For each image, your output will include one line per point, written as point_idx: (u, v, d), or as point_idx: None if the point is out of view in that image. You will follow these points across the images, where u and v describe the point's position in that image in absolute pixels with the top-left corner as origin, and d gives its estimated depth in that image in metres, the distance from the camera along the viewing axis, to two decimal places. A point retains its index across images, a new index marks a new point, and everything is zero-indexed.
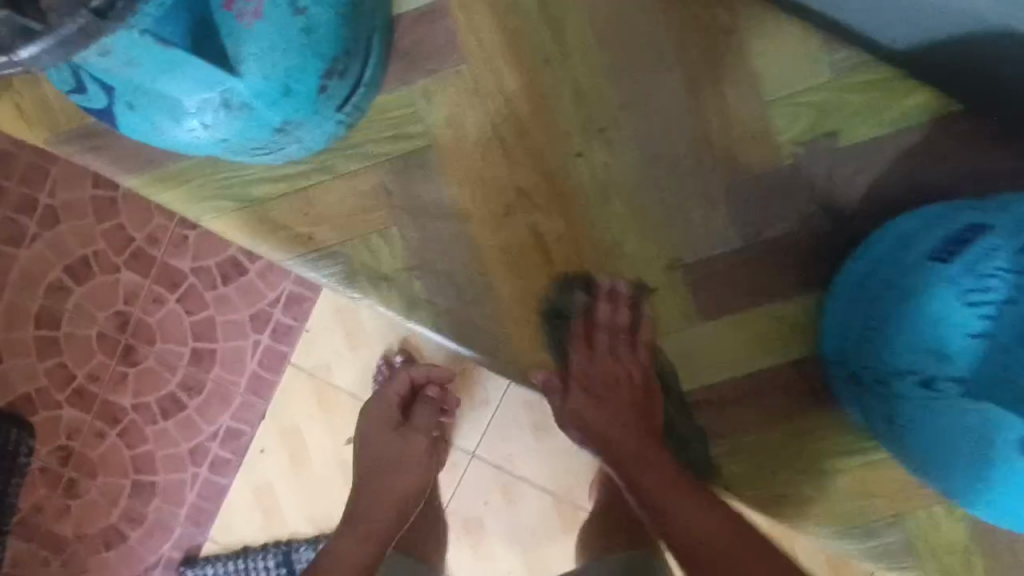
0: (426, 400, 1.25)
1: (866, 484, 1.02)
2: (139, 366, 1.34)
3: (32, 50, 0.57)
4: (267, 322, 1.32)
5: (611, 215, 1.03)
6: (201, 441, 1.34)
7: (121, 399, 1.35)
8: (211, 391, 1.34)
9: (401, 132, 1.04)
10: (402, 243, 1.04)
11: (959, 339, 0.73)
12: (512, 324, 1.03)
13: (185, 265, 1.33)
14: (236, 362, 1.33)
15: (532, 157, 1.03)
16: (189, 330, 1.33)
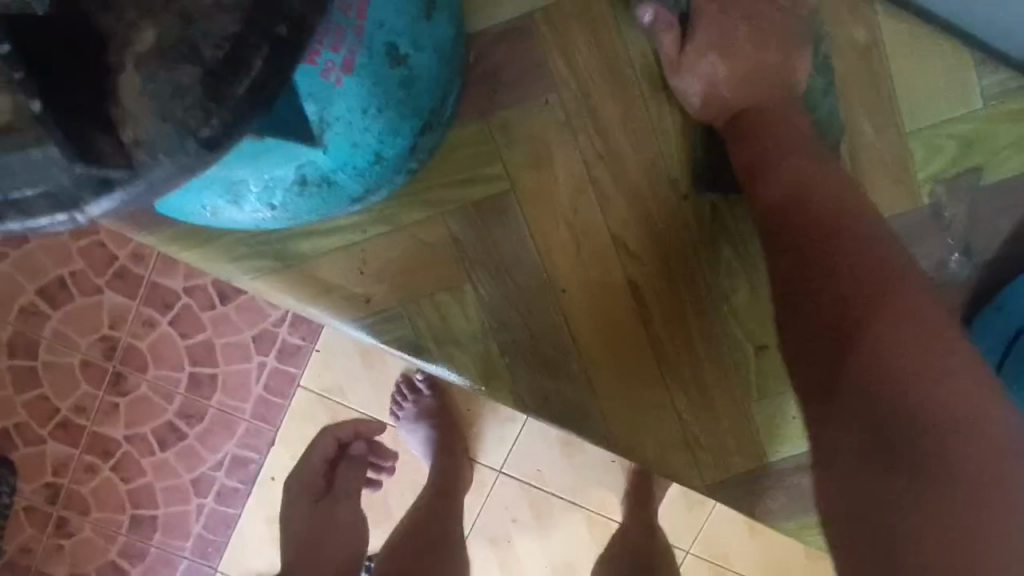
0: (351, 458, 1.05)
1: None
2: (131, 396, 1.07)
3: (109, 204, 0.27)
4: (272, 343, 1.06)
5: (728, 272, 0.79)
6: (204, 471, 1.08)
7: (113, 429, 1.08)
8: (213, 419, 1.08)
9: (477, 174, 0.76)
10: (480, 302, 0.78)
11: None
12: (605, 400, 0.81)
13: (177, 283, 1.05)
14: (242, 388, 1.07)
15: (624, 196, 0.77)
16: (186, 352, 1.06)
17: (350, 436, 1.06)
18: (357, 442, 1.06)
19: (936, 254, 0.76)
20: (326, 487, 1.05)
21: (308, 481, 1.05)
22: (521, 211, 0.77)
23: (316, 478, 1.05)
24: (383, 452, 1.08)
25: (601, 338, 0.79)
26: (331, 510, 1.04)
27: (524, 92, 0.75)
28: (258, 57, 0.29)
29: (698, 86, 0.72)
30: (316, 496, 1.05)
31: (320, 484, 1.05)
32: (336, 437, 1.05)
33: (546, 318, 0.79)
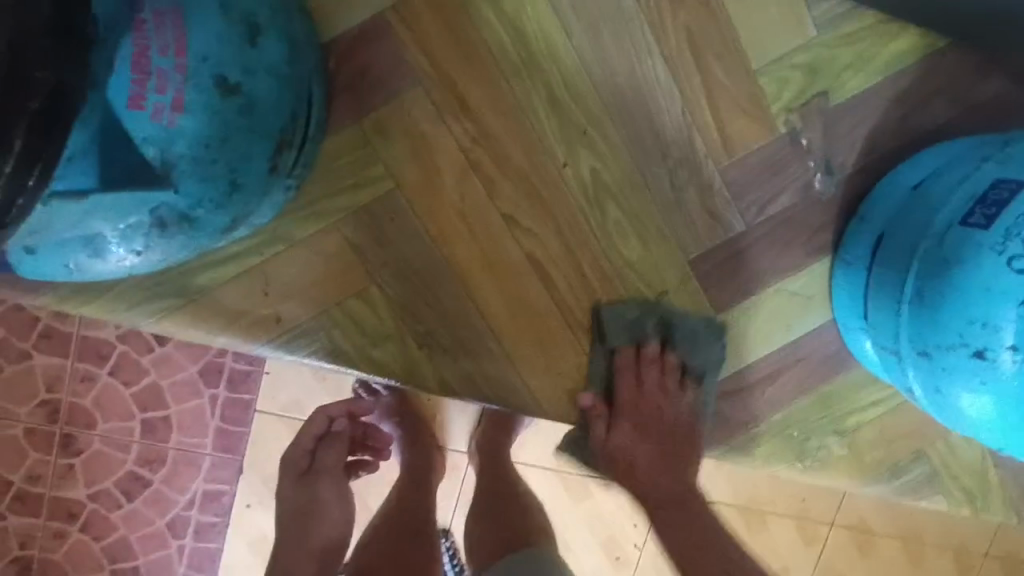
0: (336, 437, 1.00)
1: (891, 430, 0.93)
2: (85, 454, 1.07)
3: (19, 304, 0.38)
4: (219, 373, 1.06)
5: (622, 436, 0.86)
6: (177, 512, 1.08)
7: (75, 490, 1.07)
8: (175, 460, 1.07)
9: (361, 179, 0.77)
10: (388, 302, 0.80)
11: (1013, 310, 0.61)
12: (530, 371, 0.84)
13: (108, 333, 1.05)
14: (197, 424, 1.07)
15: (510, 175, 0.79)
16: (133, 399, 1.05)
17: (342, 412, 1.01)
18: (342, 419, 1.01)
19: (798, 179, 0.83)
20: (309, 463, 1.00)
21: (293, 455, 1.00)
22: (411, 208, 0.79)
23: (302, 454, 1.00)
24: (377, 434, 1.04)
25: (512, 314, 0.83)
26: (316, 485, 0.98)
27: (392, 88, 0.76)
28: (18, 134, 0.33)
29: (539, 51, 0.78)
30: (298, 472, 0.99)
31: (306, 459, 1.00)
32: (327, 414, 1.01)
33: (456, 305, 0.81)
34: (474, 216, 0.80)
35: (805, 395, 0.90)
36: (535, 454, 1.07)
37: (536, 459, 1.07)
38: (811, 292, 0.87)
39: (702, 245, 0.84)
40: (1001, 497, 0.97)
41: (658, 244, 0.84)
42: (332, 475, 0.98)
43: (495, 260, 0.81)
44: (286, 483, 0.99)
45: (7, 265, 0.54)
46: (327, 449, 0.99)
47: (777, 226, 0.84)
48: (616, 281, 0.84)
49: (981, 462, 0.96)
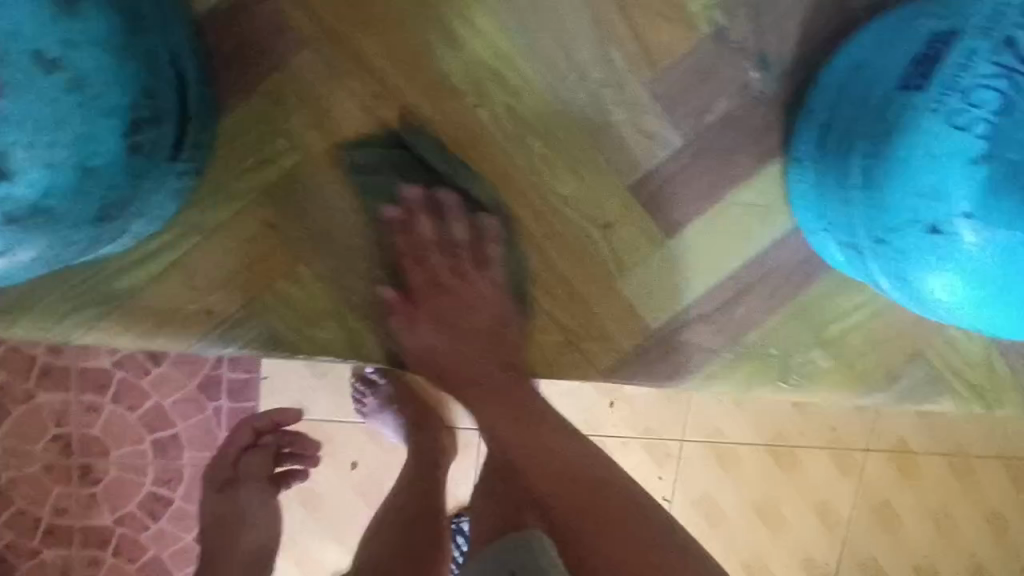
0: (261, 449, 1.01)
1: (876, 336, 0.89)
2: (105, 481, 1.07)
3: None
4: (219, 386, 1.06)
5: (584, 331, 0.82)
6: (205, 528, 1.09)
7: (100, 517, 1.08)
8: (193, 475, 1.08)
9: (266, 154, 0.72)
10: (319, 276, 0.77)
11: (962, 172, 0.56)
12: (480, 328, 0.81)
13: (104, 361, 1.04)
14: (205, 437, 1.07)
15: (421, 123, 0.74)
16: (140, 423, 1.06)
17: (266, 425, 1.02)
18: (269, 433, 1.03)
19: (734, 80, 0.78)
20: (234, 472, 0.99)
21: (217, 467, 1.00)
22: (323, 176, 0.74)
23: (225, 465, 1.00)
24: (302, 443, 1.05)
25: (454, 275, 0.79)
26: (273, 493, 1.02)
27: (278, 53, 0.71)
28: None
29: None
30: (220, 483, 0.98)
31: (228, 470, 1.00)
32: (252, 426, 1.02)
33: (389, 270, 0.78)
34: (392, 174, 0.75)
35: (777, 310, 0.86)
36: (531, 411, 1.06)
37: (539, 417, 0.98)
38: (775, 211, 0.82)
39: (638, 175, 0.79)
40: (1013, 389, 0.93)
41: (595, 174, 0.78)
42: (255, 484, 0.98)
43: (421, 218, 0.77)
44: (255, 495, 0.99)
45: None
46: (251, 459, 1.00)
47: (719, 134, 0.79)
48: (555, 221, 0.79)
49: (986, 354, 0.92)
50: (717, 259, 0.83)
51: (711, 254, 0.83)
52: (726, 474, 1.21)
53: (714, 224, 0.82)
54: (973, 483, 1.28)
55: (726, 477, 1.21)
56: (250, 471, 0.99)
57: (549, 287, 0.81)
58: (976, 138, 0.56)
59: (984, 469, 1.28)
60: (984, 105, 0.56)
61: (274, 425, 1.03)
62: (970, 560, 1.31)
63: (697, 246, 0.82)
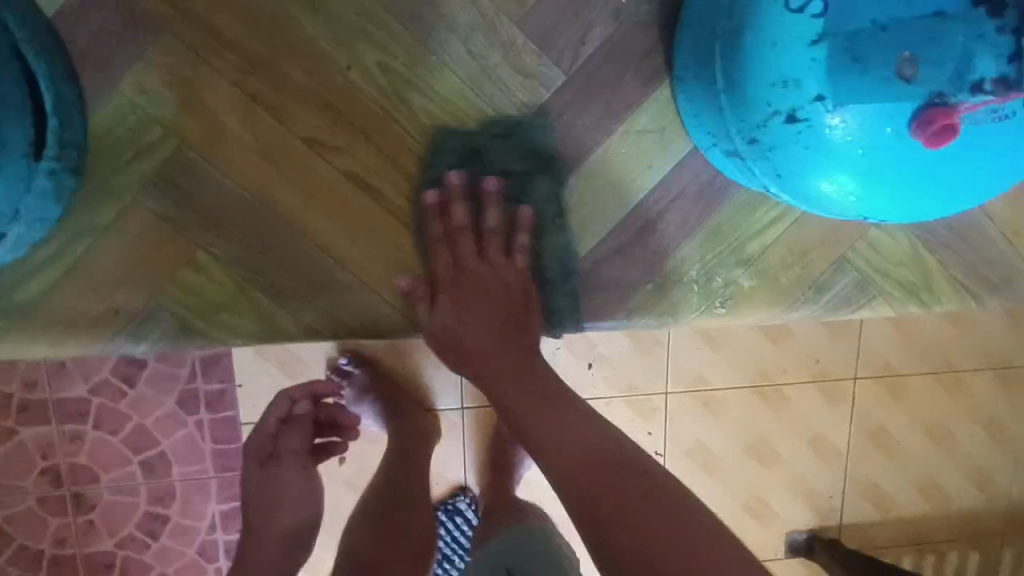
0: (296, 421, 0.93)
1: (798, 245, 0.88)
2: (100, 507, 1.10)
3: None
4: (197, 400, 1.09)
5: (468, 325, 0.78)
6: (204, 538, 1.14)
7: (101, 542, 1.12)
8: (183, 490, 1.11)
9: (140, 145, 0.72)
10: (220, 261, 0.77)
11: (806, 56, 0.56)
12: (393, 292, 0.81)
13: (79, 390, 1.06)
14: (193, 450, 1.10)
15: (292, 92, 0.74)
16: (125, 445, 1.09)
17: (306, 395, 0.93)
18: (304, 402, 0.94)
19: (606, 6, 0.77)
20: (272, 447, 0.91)
21: (251, 441, 0.91)
22: (205, 161, 0.74)
23: (265, 440, 0.91)
24: (341, 416, 0.96)
25: (358, 241, 0.79)
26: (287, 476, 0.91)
27: (136, 43, 0.71)
28: None
29: None
30: (261, 459, 0.90)
31: (269, 443, 0.92)
32: (288, 395, 0.93)
33: (291, 246, 0.78)
34: (275, 149, 0.75)
35: (691, 237, 0.85)
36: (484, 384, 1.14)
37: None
38: (641, 188, 0.83)
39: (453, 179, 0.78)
40: (947, 280, 0.93)
41: (479, 121, 0.78)
42: (296, 460, 0.90)
43: (312, 187, 0.77)
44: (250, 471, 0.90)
45: None
46: (288, 435, 0.91)
47: (597, 67, 0.78)
48: (450, 174, 0.78)
49: (914, 251, 0.92)
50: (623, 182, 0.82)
51: (616, 184, 0.82)
52: (714, 417, 1.18)
53: (614, 146, 0.81)
54: (965, 395, 1.22)
55: (715, 421, 1.18)
56: (289, 446, 0.91)
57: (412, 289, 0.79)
58: (813, 17, 0.56)
59: (976, 380, 1.21)
60: None
61: (310, 392, 0.94)
62: (975, 468, 1.26)
63: (600, 169, 0.81)
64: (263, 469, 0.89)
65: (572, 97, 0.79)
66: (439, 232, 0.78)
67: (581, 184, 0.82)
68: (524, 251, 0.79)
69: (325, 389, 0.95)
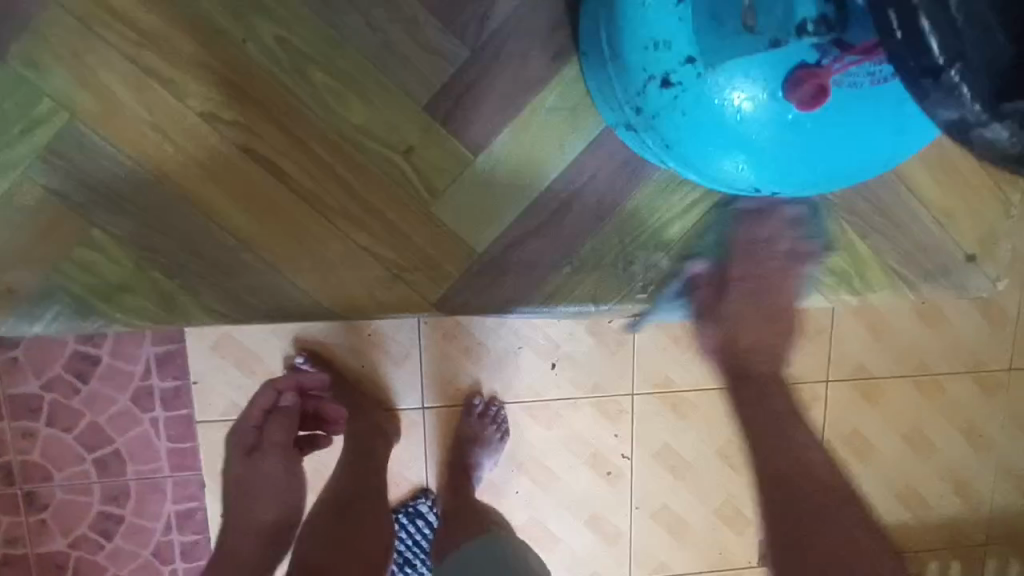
0: (281, 413, 0.86)
1: (721, 230, 0.86)
2: (52, 506, 0.93)
3: None
4: (152, 396, 0.90)
5: (750, 323, 0.87)
6: (159, 539, 0.95)
7: (53, 541, 0.94)
8: (140, 489, 0.93)
9: (31, 119, 0.71)
10: (115, 238, 0.75)
11: (672, 16, 0.56)
12: (297, 272, 0.79)
13: (29, 381, 0.88)
14: (146, 449, 0.92)
15: (187, 65, 0.73)
16: (77, 441, 0.91)
17: (290, 386, 0.87)
18: (289, 393, 0.87)
19: None
20: (255, 439, 0.86)
21: (239, 432, 0.87)
22: (96, 134, 0.73)
23: (248, 431, 0.86)
24: (330, 412, 0.89)
25: (260, 219, 0.77)
26: (260, 465, 0.85)
27: (24, 14, 0.70)
28: None
29: None
30: (245, 448, 0.85)
31: (252, 435, 0.86)
32: (273, 386, 0.87)
33: (191, 223, 0.76)
34: (172, 123, 0.74)
35: (607, 220, 0.83)
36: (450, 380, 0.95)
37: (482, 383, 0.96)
38: (569, 161, 0.81)
39: (727, 228, 0.86)
40: (879, 267, 0.91)
41: (382, 96, 0.77)
42: (278, 454, 0.85)
43: (210, 162, 0.75)
44: (233, 460, 0.86)
45: None
46: (272, 427, 0.85)
47: (501, 42, 0.77)
48: (353, 150, 0.77)
49: (846, 236, 0.89)
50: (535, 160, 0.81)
51: (528, 162, 0.80)
52: (681, 422, 0.99)
53: (520, 123, 0.79)
54: None
55: (683, 425, 0.99)
56: (273, 438, 0.85)
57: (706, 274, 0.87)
58: None
59: (956, 387, 1.02)
60: None
61: (297, 384, 0.87)
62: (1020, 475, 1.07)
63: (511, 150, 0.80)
64: (245, 462, 0.85)
65: (477, 73, 0.77)
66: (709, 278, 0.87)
67: (495, 162, 0.80)
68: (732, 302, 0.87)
69: (310, 381, 0.87)
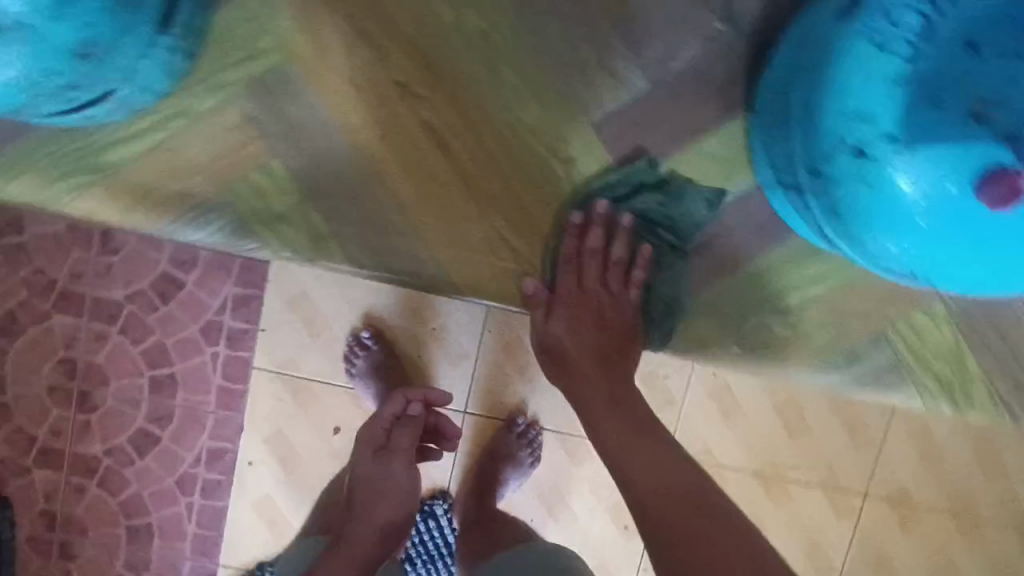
0: (409, 420, 0.88)
1: (842, 308, 0.87)
2: (101, 411, 0.95)
3: None
4: (218, 331, 0.94)
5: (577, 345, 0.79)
6: (184, 472, 0.96)
7: (90, 445, 0.95)
8: (182, 417, 0.96)
9: (251, 51, 0.79)
10: (289, 173, 0.81)
11: (880, 92, 0.60)
12: (437, 248, 0.84)
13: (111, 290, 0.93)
14: (198, 382, 0.95)
15: (397, 39, 0.80)
16: (140, 357, 0.94)
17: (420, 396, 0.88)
18: (418, 403, 0.89)
19: (703, 30, 0.81)
20: (385, 440, 0.88)
21: (366, 433, 0.89)
22: (302, 77, 0.80)
23: (378, 430, 0.88)
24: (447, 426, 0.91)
25: (419, 190, 0.83)
26: (385, 464, 0.87)
27: None
28: None
29: None
30: (375, 446, 0.88)
31: (382, 436, 0.89)
32: (404, 394, 0.88)
33: (358, 177, 0.82)
34: (368, 86, 0.81)
35: (737, 272, 0.85)
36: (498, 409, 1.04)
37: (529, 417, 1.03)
38: (712, 209, 0.84)
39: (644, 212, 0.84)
40: (982, 388, 0.90)
41: (557, 108, 0.82)
42: (404, 458, 0.87)
43: (393, 129, 0.82)
44: (364, 454, 0.89)
45: None
46: (401, 433, 0.88)
47: (681, 82, 0.82)
48: (520, 149, 0.82)
49: (958, 348, 0.89)
50: (681, 201, 0.84)
51: (674, 201, 0.84)
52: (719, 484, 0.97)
53: (674, 165, 0.83)
54: None
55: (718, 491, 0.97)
56: (400, 443, 0.87)
57: (541, 294, 0.82)
58: (898, 60, 0.59)
59: (999, 537, 0.99)
60: (906, 28, 0.59)
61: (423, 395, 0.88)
62: None
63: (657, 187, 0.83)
64: (374, 460, 0.87)
65: (650, 108, 0.82)
66: (573, 250, 0.82)
67: (640, 195, 0.84)
68: (640, 285, 0.82)
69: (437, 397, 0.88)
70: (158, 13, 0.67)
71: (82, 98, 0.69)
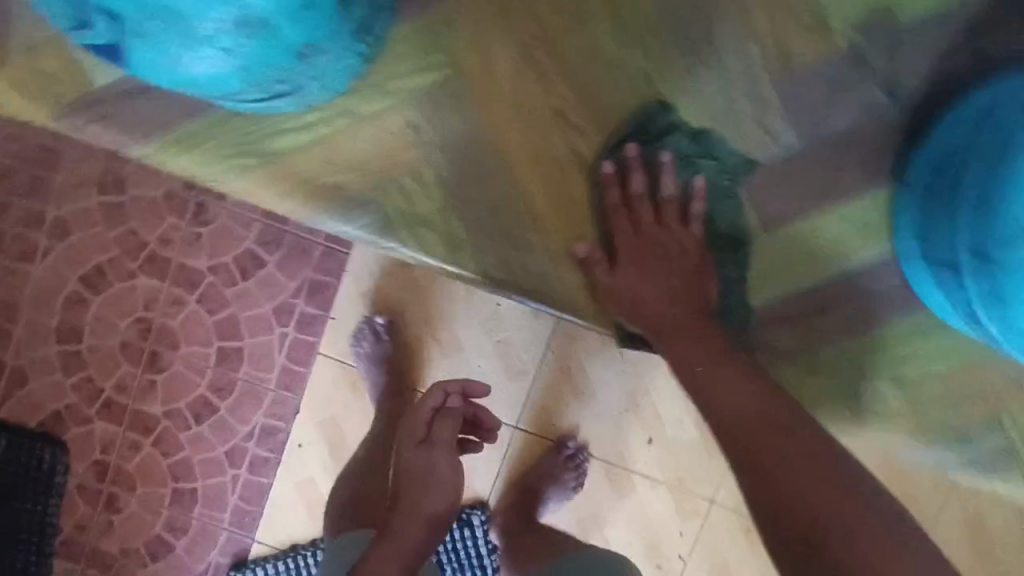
0: (447, 414, 0.94)
1: (961, 384, 0.86)
2: (165, 373, 1.15)
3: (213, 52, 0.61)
4: (290, 314, 1.15)
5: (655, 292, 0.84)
6: (236, 443, 1.17)
7: (196, 390, 1.16)
8: (241, 389, 1.16)
9: (424, 62, 0.82)
10: (439, 183, 0.84)
11: None
12: (571, 272, 0.86)
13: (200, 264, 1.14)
14: (263, 357, 1.16)
15: (563, 70, 0.83)
16: (212, 327, 1.15)
17: (456, 389, 0.94)
18: (455, 397, 0.95)
19: (860, 98, 0.82)
20: (425, 434, 0.93)
21: (407, 425, 0.95)
22: (466, 93, 0.83)
23: (419, 424, 0.94)
24: (483, 416, 0.98)
25: (564, 215, 0.85)
26: (430, 458, 0.93)
27: None
28: None
29: None
30: (415, 440, 0.93)
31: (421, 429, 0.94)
32: (443, 388, 0.94)
33: (504, 194, 0.85)
34: (527, 110, 0.84)
35: (861, 335, 0.86)
36: (550, 414, 1.19)
37: (577, 427, 1.19)
38: (845, 270, 0.85)
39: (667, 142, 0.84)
40: None
41: (707, 153, 0.84)
42: (448, 450, 0.93)
43: (548, 153, 0.84)
44: (404, 445, 0.94)
45: (129, 66, 0.66)
46: (441, 426, 0.93)
47: (831, 146, 0.83)
48: (666, 188, 0.84)
49: None
50: (818, 259, 0.85)
51: (809, 258, 0.85)
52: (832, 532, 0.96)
53: (809, 228, 0.84)
54: None
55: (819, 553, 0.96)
56: (442, 436, 0.93)
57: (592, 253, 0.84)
58: None
59: None
60: None
61: (453, 388, 0.94)
62: None
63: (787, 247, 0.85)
64: (416, 451, 0.93)
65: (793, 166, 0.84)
66: (618, 200, 0.84)
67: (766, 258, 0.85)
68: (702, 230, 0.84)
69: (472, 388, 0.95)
70: (358, 20, 0.69)
71: (278, 91, 0.71)
